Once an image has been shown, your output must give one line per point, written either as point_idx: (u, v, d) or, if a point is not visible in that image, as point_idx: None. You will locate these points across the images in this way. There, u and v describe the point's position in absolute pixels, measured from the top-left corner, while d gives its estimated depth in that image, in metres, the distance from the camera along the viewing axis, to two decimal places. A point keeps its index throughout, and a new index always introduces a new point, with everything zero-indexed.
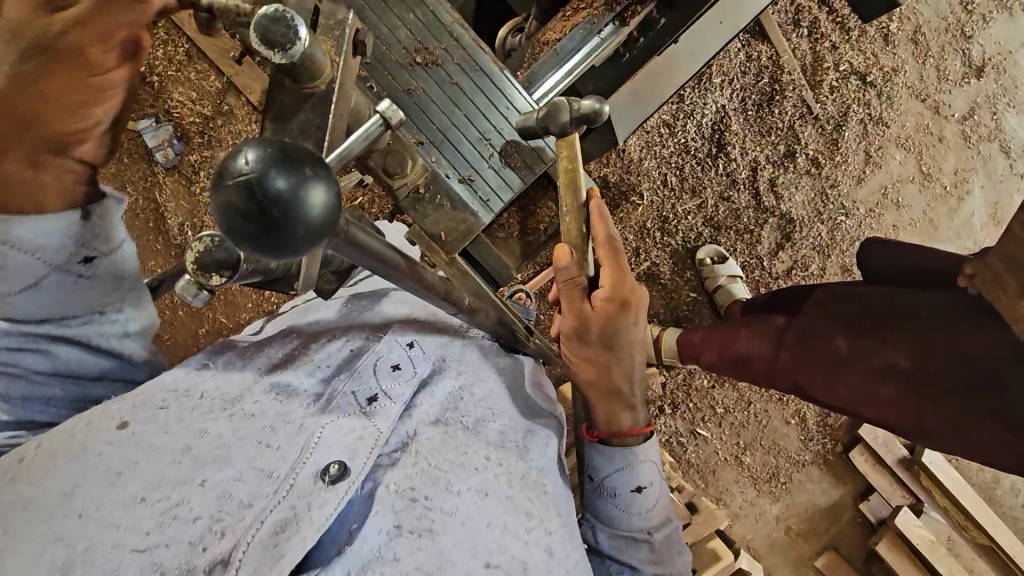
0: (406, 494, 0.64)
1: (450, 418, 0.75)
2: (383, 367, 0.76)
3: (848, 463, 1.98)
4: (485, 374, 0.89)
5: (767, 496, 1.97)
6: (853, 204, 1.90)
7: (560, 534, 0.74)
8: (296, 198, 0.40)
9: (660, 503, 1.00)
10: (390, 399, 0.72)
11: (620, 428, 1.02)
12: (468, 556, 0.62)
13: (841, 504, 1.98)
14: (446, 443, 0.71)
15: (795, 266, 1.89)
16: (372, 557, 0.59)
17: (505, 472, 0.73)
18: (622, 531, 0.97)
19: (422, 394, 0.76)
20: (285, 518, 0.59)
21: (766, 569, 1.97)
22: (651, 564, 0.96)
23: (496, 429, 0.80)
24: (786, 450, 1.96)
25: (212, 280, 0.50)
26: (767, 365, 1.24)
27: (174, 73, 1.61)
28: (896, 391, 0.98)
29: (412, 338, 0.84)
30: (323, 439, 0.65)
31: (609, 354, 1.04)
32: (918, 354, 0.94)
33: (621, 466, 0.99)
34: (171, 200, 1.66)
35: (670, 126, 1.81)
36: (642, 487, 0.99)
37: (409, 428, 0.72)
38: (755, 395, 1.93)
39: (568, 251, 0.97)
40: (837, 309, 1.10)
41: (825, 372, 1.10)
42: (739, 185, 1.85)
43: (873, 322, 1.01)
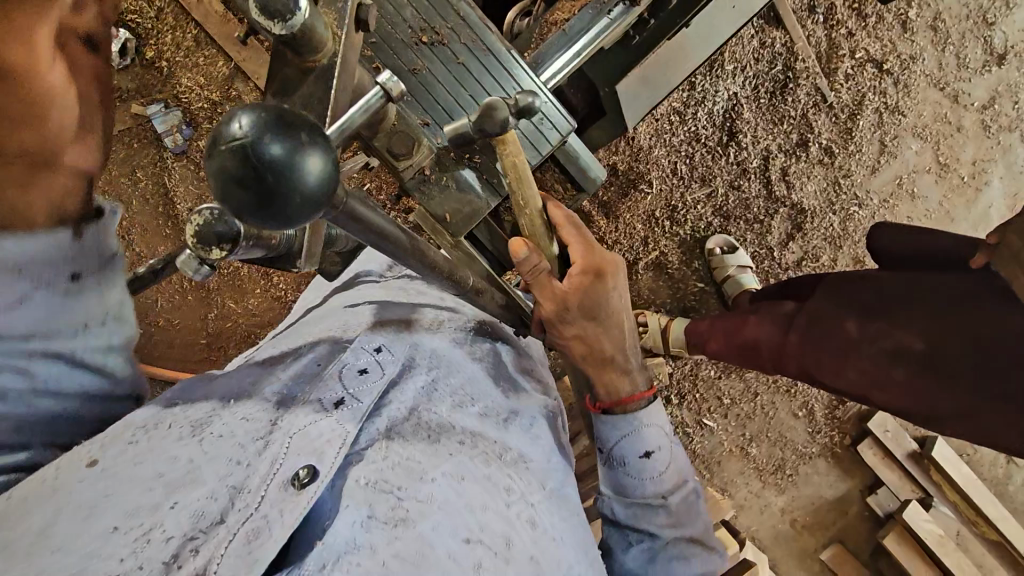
0: (379, 487, 0.63)
1: (422, 412, 0.75)
2: (350, 372, 0.74)
3: (855, 457, 1.96)
4: (470, 370, 0.88)
5: (773, 489, 1.96)
6: (867, 194, 1.87)
7: (544, 507, 0.75)
8: (291, 162, 0.40)
9: (671, 466, 1.01)
10: (357, 399, 0.70)
11: (621, 400, 1.04)
12: (446, 536, 0.61)
13: (848, 497, 1.97)
14: (416, 438, 0.71)
15: (805, 256, 1.87)
16: (346, 548, 0.57)
17: (479, 454, 0.73)
18: (637, 498, 0.98)
19: (393, 391, 0.76)
20: (257, 525, 0.57)
21: (771, 560, 1.98)
22: (668, 528, 0.97)
23: (476, 415, 0.80)
24: (793, 443, 1.95)
25: (212, 253, 0.51)
26: (775, 351, 1.21)
27: (182, 58, 1.61)
28: (906, 373, 0.97)
29: (379, 342, 0.82)
30: (291, 445, 0.63)
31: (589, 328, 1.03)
32: (930, 337, 0.94)
33: (627, 432, 1.00)
34: (179, 185, 1.66)
35: (681, 114, 1.78)
36: (651, 452, 0.99)
37: (379, 427, 0.71)
38: (762, 387, 1.92)
39: (523, 243, 0.93)
40: (850, 292, 1.08)
41: (833, 357, 1.07)
42: (750, 174, 1.82)
43: (885, 305, 1.01)
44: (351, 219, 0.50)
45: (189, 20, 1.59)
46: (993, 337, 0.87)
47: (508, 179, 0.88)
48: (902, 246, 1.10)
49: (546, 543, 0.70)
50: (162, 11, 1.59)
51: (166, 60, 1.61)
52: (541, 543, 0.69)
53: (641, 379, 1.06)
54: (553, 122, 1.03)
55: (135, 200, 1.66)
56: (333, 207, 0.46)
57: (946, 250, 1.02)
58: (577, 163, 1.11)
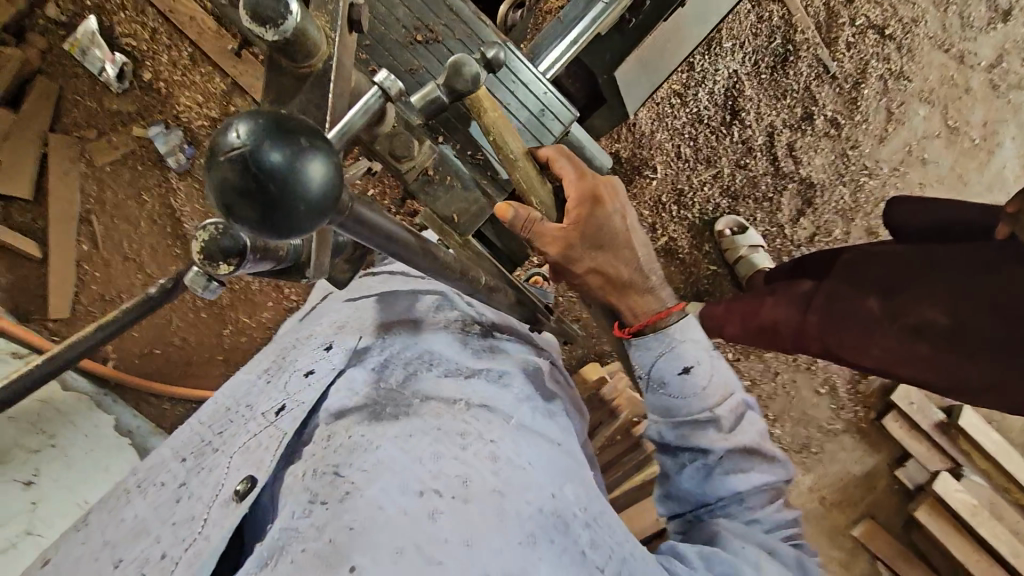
0: (320, 472, 0.68)
1: (374, 390, 0.78)
2: (296, 378, 0.82)
3: (881, 431, 1.94)
4: (436, 340, 0.88)
5: (800, 468, 1.95)
6: (876, 164, 1.84)
7: (509, 440, 0.72)
8: (295, 169, 0.39)
9: (715, 378, 0.97)
10: (295, 402, 0.78)
11: (646, 318, 1.04)
12: (396, 494, 0.63)
13: (876, 472, 1.95)
14: (364, 417, 0.74)
15: (818, 231, 1.84)
16: (287, 537, 0.63)
17: (432, 412, 0.74)
18: (684, 417, 0.96)
19: (341, 378, 0.80)
20: (202, 542, 0.65)
21: (802, 539, 1.97)
22: (721, 441, 0.93)
23: (437, 375, 0.81)
24: (817, 421, 1.92)
25: (221, 269, 0.50)
26: (794, 331, 1.19)
27: (179, 78, 1.62)
28: (933, 348, 0.94)
29: (330, 343, 0.88)
30: (238, 464, 0.72)
31: (602, 256, 1.07)
32: (955, 308, 0.91)
33: (661, 351, 1.00)
34: (186, 204, 1.66)
35: (682, 96, 1.76)
36: (689, 367, 0.97)
37: (321, 420, 0.76)
38: (782, 366, 1.90)
39: (506, 206, 0.93)
40: (870, 269, 1.06)
41: (855, 334, 1.05)
42: (756, 152, 1.80)
43: (907, 279, 0.99)
44: (359, 225, 0.50)
45: (183, 38, 1.59)
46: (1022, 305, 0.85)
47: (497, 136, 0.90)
48: (923, 221, 1.09)
49: (513, 470, 0.68)
50: (156, 32, 1.60)
51: (164, 81, 1.62)
52: (507, 471, 0.68)
53: (666, 295, 1.09)
54: (554, 112, 1.01)
55: (143, 221, 1.67)
56: (339, 213, 0.46)
57: (967, 219, 1.00)
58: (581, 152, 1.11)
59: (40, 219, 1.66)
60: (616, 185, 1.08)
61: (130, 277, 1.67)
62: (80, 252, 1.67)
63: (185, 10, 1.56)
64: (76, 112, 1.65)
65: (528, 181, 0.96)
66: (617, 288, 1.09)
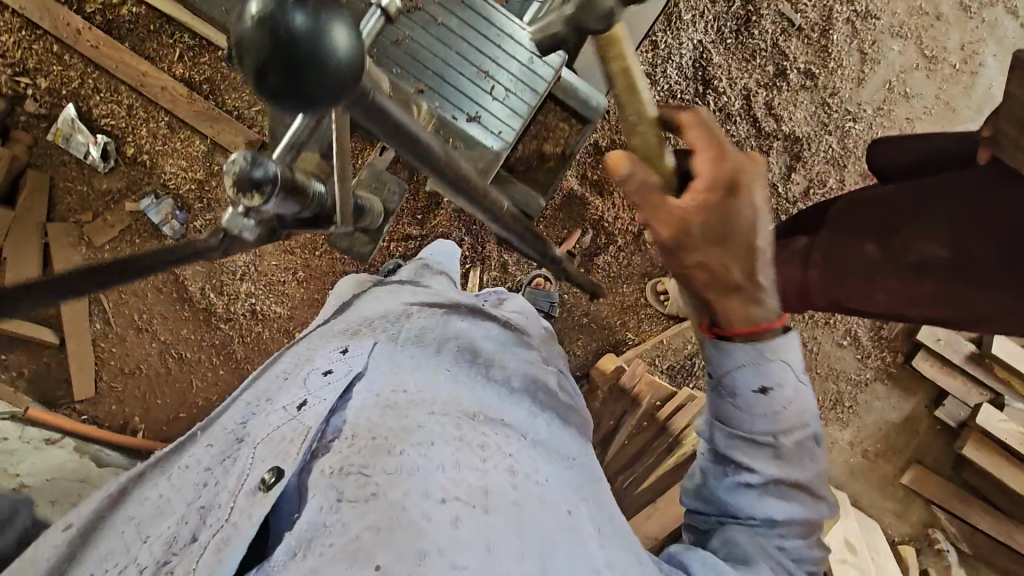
0: (344, 472, 0.62)
1: (394, 390, 0.72)
2: (315, 377, 0.77)
3: (913, 373, 1.90)
4: (459, 346, 0.85)
5: (836, 424, 1.92)
6: (859, 107, 1.81)
7: (524, 453, 0.70)
8: (321, 31, 0.40)
9: (796, 402, 0.79)
10: (317, 397, 0.72)
11: (741, 318, 0.78)
12: (421, 499, 0.58)
13: (915, 416, 1.91)
14: (386, 416, 0.68)
15: (811, 185, 1.82)
16: (316, 531, 0.58)
17: (452, 419, 0.68)
18: (741, 431, 0.81)
19: (358, 383, 0.73)
20: (226, 532, 0.59)
21: (851, 496, 1.94)
22: (775, 468, 0.80)
23: (451, 380, 0.77)
24: (845, 373, 1.89)
25: (253, 197, 0.57)
26: (799, 292, 1.16)
27: (161, 147, 1.66)
28: (938, 284, 0.93)
29: (344, 346, 0.83)
30: (257, 455, 0.66)
31: (717, 250, 0.75)
32: (955, 241, 0.89)
33: (746, 361, 0.78)
34: (187, 267, 1.70)
35: (651, 76, 1.77)
36: (769, 387, 0.78)
37: (342, 420, 0.69)
38: (799, 325, 1.87)
39: (622, 155, 0.74)
40: (862, 213, 1.04)
41: (859, 282, 1.03)
42: (734, 117, 1.79)
43: (901, 220, 0.97)
44: (377, 115, 0.51)
45: (158, 109, 1.64)
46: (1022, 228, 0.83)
47: (619, 90, 0.80)
48: (907, 156, 1.06)
49: (529, 485, 0.65)
50: (131, 107, 1.64)
51: (147, 153, 1.67)
52: (525, 486, 0.64)
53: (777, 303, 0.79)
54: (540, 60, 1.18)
55: (149, 290, 1.71)
56: (359, 95, 0.47)
57: (948, 148, 1.00)
58: (576, 98, 1.26)
59: (51, 306, 1.71)
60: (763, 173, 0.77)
61: (147, 346, 1.72)
62: (95, 331, 1.71)
63: (157, 82, 1.61)
64: (70, 199, 1.70)
65: (645, 149, 0.80)
66: (720, 287, 0.76)
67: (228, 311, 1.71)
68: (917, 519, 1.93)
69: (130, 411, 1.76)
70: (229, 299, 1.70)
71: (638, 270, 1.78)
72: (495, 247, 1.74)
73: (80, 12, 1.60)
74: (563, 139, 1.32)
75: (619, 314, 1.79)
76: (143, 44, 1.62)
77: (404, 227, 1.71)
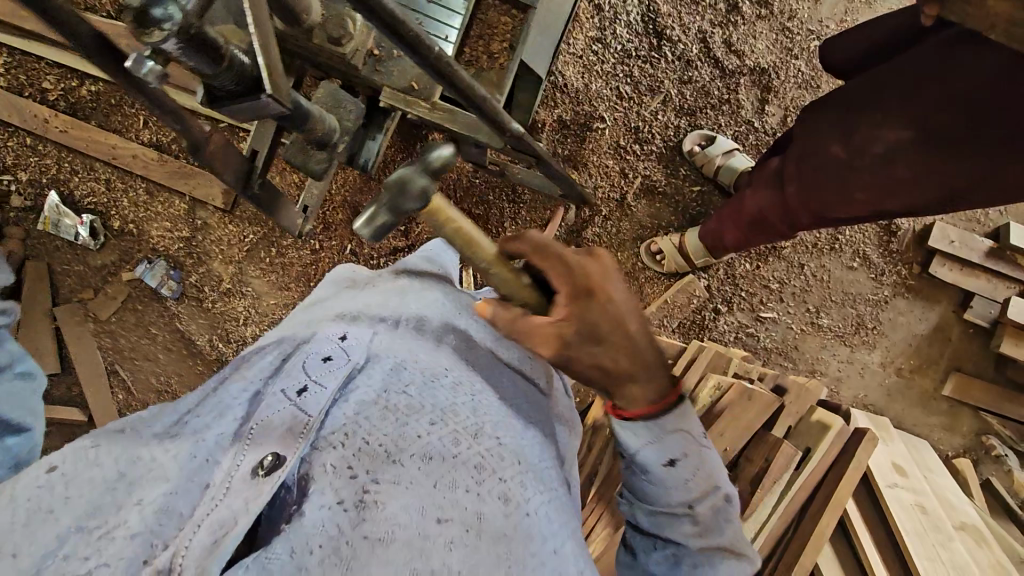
0: (344, 473, 0.55)
1: (395, 386, 0.63)
2: (312, 360, 0.65)
3: (933, 280, 1.83)
4: (459, 342, 0.79)
5: (864, 348, 1.85)
6: (821, 24, 1.76)
7: (520, 478, 0.63)
8: None
9: (702, 468, 0.81)
10: (322, 386, 0.61)
11: (641, 402, 0.79)
12: (418, 517, 0.54)
13: (944, 324, 1.85)
14: (386, 419, 0.60)
15: (788, 112, 1.78)
16: (314, 533, 0.51)
17: (452, 430, 0.61)
18: (662, 507, 0.83)
19: (360, 374, 0.64)
20: (224, 518, 0.52)
21: (895, 418, 1.87)
22: (696, 538, 0.82)
23: (450, 381, 0.69)
24: (861, 296, 1.83)
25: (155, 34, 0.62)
26: (783, 212, 1.14)
27: (145, 213, 1.70)
28: (909, 166, 0.89)
29: (345, 329, 0.70)
30: (253, 435, 0.58)
31: (603, 350, 0.75)
32: (914, 118, 0.86)
33: (650, 442, 0.80)
34: (191, 323, 1.75)
35: (602, 40, 1.71)
36: (676, 460, 0.80)
37: (347, 409, 0.60)
38: (805, 256, 1.81)
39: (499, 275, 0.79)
40: (823, 113, 1.00)
41: (835, 187, 0.99)
42: (696, 62, 1.74)
43: (856, 111, 0.93)
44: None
45: (134, 177, 1.68)
46: (973, 90, 0.80)
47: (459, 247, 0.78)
48: (847, 52, 1.02)
49: (521, 517, 0.59)
50: (109, 181, 1.69)
51: (133, 222, 1.71)
52: (519, 516, 0.59)
53: (664, 374, 0.80)
54: None
55: (162, 352, 1.75)
56: None
57: (858, 57, 1.01)
58: None
59: (75, 386, 1.75)
60: (607, 253, 0.79)
61: None
62: (119, 403, 1.75)
63: (128, 152, 1.66)
64: (69, 281, 1.74)
65: (501, 286, 0.79)
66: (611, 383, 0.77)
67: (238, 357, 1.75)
68: (968, 429, 1.87)
69: None
70: (237, 345, 1.74)
71: (628, 236, 1.77)
72: None
73: (44, 102, 1.66)
74: (510, 31, 1.21)
75: None
76: (107, 119, 1.67)
77: (389, 240, 1.72)
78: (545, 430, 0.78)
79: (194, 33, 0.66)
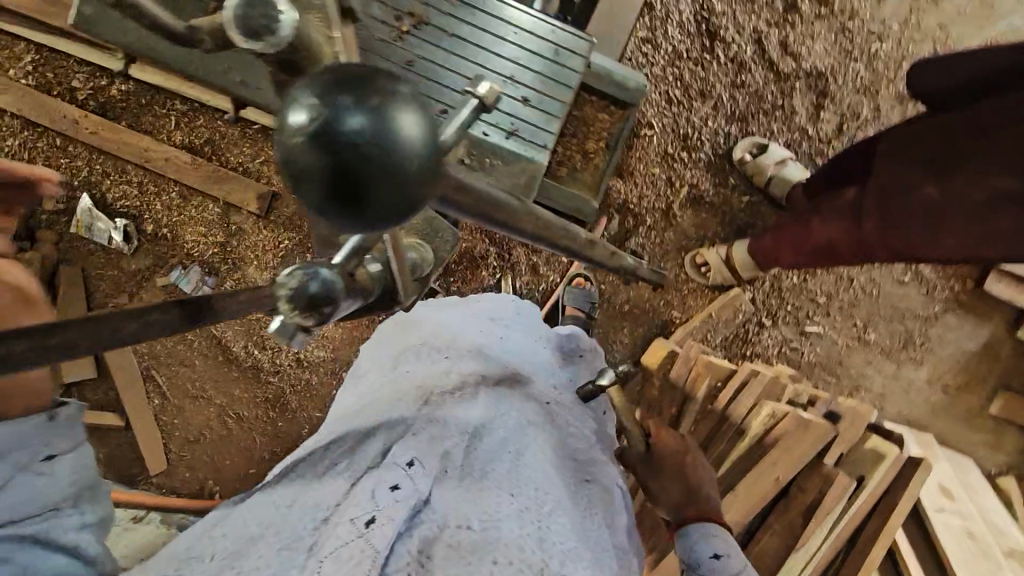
0: None
1: (460, 521, 0.68)
2: (381, 489, 0.69)
3: (986, 296, 1.77)
4: (526, 451, 0.78)
5: (910, 364, 1.80)
6: (884, 24, 1.66)
7: None
8: (382, 123, 0.33)
9: (745, 575, 0.94)
10: (389, 519, 0.66)
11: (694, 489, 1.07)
12: None
13: (995, 341, 1.79)
14: (449, 559, 0.64)
15: (844, 118, 1.69)
16: None
17: (518, 571, 0.64)
18: None
19: (423, 508, 0.69)
20: None
21: (938, 435, 1.84)
22: None
23: (517, 511, 0.70)
24: (911, 311, 1.77)
25: (310, 317, 0.46)
26: (856, 244, 1.09)
27: (178, 218, 1.67)
28: (1017, 220, 0.84)
29: (412, 452, 0.74)
30: (320, 569, 0.63)
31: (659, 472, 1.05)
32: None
33: (697, 537, 0.97)
34: (226, 329, 1.72)
35: (652, 41, 1.63)
36: (721, 555, 0.94)
37: (410, 547, 0.66)
38: (854, 269, 1.75)
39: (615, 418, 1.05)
40: (914, 150, 0.94)
41: (922, 227, 0.94)
42: (750, 65, 1.66)
43: (957, 151, 0.88)
44: (458, 210, 0.44)
45: (167, 180, 1.64)
46: None
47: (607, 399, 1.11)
48: (933, 81, 0.95)
49: None
50: (142, 185, 1.65)
51: (167, 226, 1.67)
52: None
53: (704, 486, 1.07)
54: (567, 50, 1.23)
55: (197, 357, 1.74)
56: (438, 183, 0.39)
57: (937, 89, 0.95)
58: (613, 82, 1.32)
59: (111, 389, 1.73)
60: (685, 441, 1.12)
61: (206, 411, 1.74)
62: (155, 407, 1.74)
63: (161, 155, 1.62)
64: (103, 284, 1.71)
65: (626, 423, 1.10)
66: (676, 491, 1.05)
67: (274, 364, 1.72)
68: (1013, 447, 1.83)
69: (205, 476, 1.76)
70: (272, 352, 1.72)
71: (672, 246, 1.73)
72: (523, 252, 1.69)
73: (75, 101, 1.61)
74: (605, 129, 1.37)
75: (661, 294, 1.74)
76: (139, 121, 1.63)
77: None
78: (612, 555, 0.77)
79: (352, 278, 0.50)
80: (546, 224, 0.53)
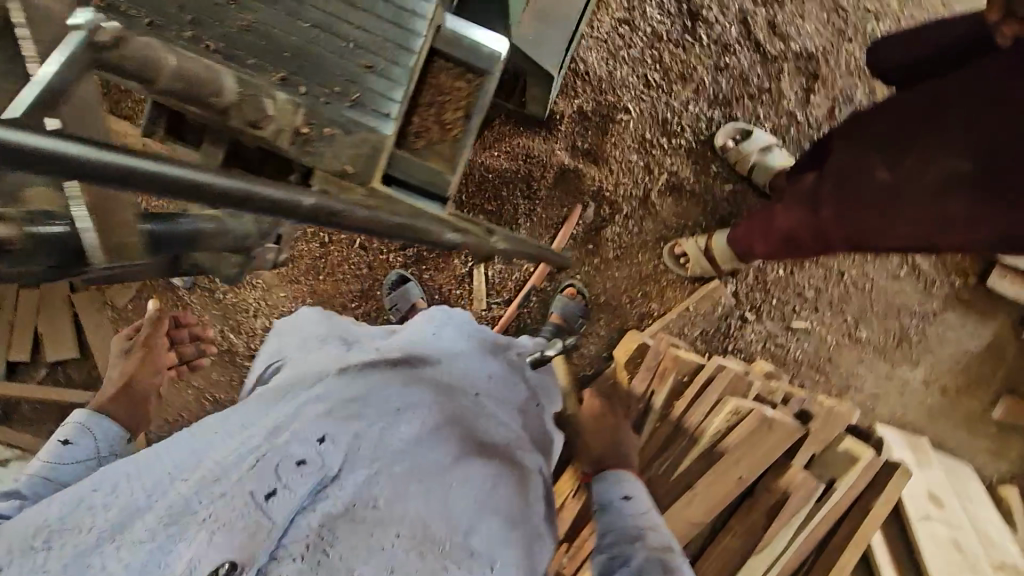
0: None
1: (363, 499, 0.74)
2: (286, 463, 0.72)
3: (990, 293, 1.66)
4: (429, 430, 0.84)
5: (906, 364, 1.70)
6: (881, 2, 1.56)
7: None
8: None
9: (651, 513, 1.05)
10: (292, 493, 0.70)
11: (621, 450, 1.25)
12: None
13: (999, 341, 1.68)
14: (350, 531, 0.71)
15: (836, 102, 1.60)
16: None
17: (416, 543, 0.73)
18: (619, 533, 1.01)
19: (329, 483, 0.74)
20: None
21: (935, 440, 1.73)
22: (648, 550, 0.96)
23: (418, 490, 0.77)
24: (907, 308, 1.68)
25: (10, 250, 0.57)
26: (815, 232, 1.02)
27: None
28: (967, 203, 0.76)
29: (323, 429, 0.77)
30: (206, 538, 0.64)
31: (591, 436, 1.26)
32: (978, 147, 0.73)
33: (612, 481, 1.12)
34: (203, 313, 1.74)
35: (630, 22, 1.57)
36: (631, 494, 1.08)
37: (311, 519, 0.71)
38: (845, 263, 1.66)
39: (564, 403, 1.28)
40: (868, 130, 0.89)
41: (873, 213, 0.87)
42: (734, 46, 1.58)
43: (908, 130, 0.82)
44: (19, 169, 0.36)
45: None
46: None
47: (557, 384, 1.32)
48: (897, 54, 0.88)
49: None
50: None
51: None
52: None
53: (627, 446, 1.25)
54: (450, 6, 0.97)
55: None
56: None
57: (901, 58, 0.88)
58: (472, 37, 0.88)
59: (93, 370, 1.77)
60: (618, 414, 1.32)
61: (184, 394, 1.77)
62: None
63: None
64: None
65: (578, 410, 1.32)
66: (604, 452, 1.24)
67: (249, 348, 1.74)
68: (1018, 456, 1.71)
69: None
70: (247, 337, 1.74)
71: (651, 236, 1.65)
72: None
73: None
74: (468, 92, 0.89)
75: (639, 285, 1.67)
76: None
77: None
78: (515, 523, 0.86)
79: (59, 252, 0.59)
80: (214, 187, 0.46)
